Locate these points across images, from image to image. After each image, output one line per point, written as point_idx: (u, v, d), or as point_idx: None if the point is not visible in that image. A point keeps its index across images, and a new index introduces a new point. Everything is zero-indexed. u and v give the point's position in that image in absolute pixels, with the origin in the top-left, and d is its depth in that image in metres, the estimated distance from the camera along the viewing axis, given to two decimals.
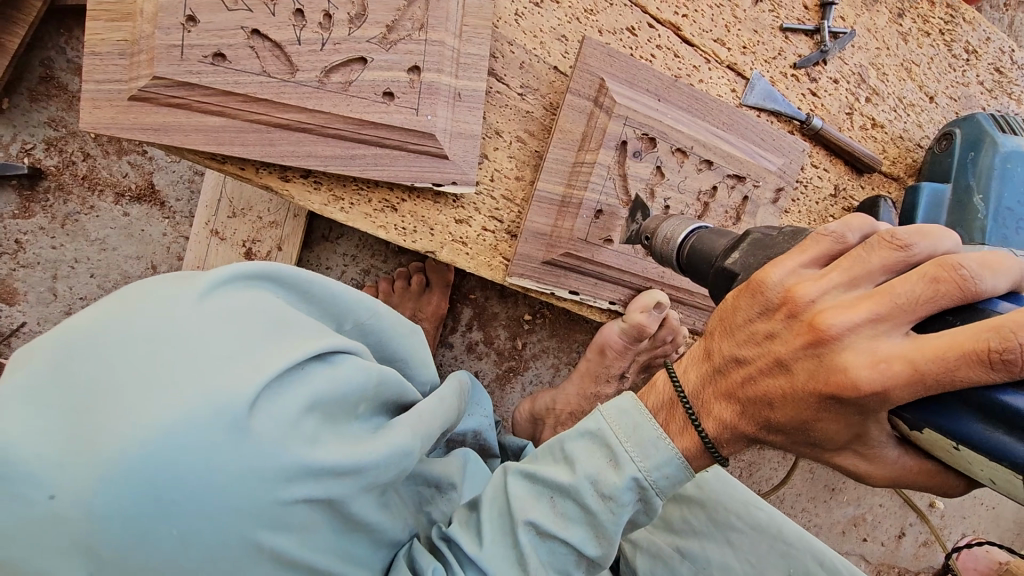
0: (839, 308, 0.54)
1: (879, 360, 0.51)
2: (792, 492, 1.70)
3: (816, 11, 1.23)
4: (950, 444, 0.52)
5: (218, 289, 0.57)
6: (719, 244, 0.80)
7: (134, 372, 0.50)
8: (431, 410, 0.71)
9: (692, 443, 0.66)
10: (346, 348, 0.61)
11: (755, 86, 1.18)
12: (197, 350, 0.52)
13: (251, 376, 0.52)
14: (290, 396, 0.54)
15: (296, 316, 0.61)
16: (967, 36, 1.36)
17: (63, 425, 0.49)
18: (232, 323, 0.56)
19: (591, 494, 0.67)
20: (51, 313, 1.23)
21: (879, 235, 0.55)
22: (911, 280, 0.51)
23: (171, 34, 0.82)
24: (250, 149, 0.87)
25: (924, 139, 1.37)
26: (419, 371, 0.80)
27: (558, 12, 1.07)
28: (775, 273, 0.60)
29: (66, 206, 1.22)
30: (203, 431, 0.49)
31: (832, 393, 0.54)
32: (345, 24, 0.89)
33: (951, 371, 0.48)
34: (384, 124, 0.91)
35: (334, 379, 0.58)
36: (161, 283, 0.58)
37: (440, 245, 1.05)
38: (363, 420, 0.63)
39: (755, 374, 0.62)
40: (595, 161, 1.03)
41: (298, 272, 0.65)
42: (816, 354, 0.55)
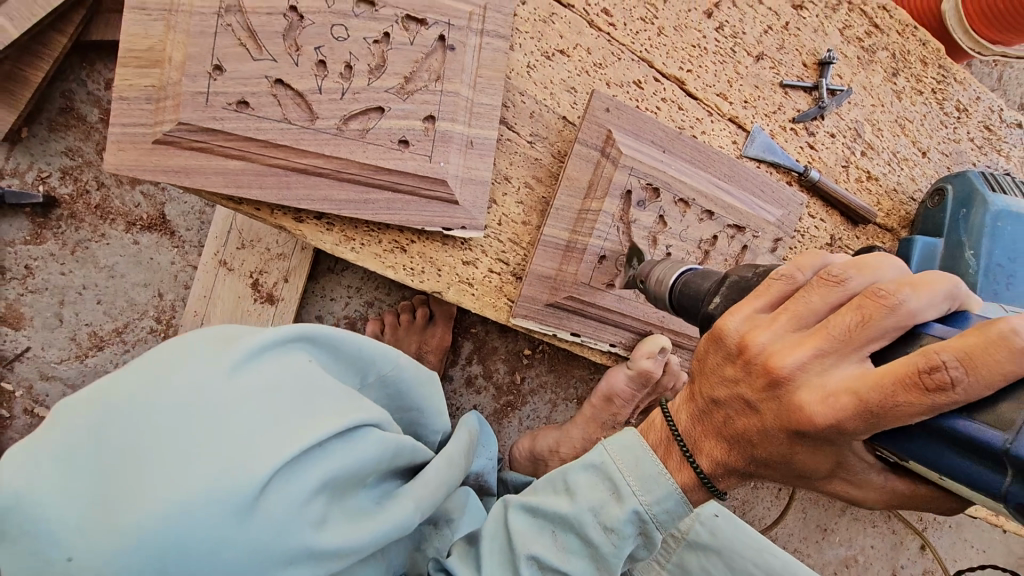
0: (788, 348, 0.56)
1: (829, 394, 0.53)
2: (786, 532, 1.71)
3: (814, 68, 1.28)
4: (936, 474, 0.52)
5: (248, 358, 0.59)
6: (703, 285, 0.79)
7: (162, 443, 0.53)
8: (438, 475, 0.74)
9: (690, 478, 0.68)
10: (367, 422, 0.63)
11: (756, 139, 1.23)
12: (222, 424, 0.54)
13: (269, 457, 0.54)
14: (305, 475, 0.56)
15: (321, 382, 0.63)
16: (958, 95, 1.42)
17: (90, 489, 0.51)
18: (258, 396, 0.57)
19: (595, 527, 0.71)
20: (56, 339, 1.24)
21: (816, 276, 0.56)
22: (847, 317, 0.53)
23: (198, 81, 0.84)
24: (267, 192, 0.89)
25: (916, 192, 1.41)
26: (433, 419, 0.84)
27: (569, 65, 1.11)
28: (729, 322, 0.61)
29: (78, 233, 1.24)
30: (222, 514, 0.52)
31: (795, 430, 0.56)
32: (365, 74, 0.92)
33: (893, 401, 0.49)
34: (398, 171, 0.94)
35: (349, 457, 0.60)
36: (196, 343, 0.60)
37: (447, 286, 1.07)
38: (367, 490, 0.67)
39: (731, 414, 0.64)
40: (600, 209, 1.06)
41: (329, 334, 0.68)
42: (776, 395, 0.57)
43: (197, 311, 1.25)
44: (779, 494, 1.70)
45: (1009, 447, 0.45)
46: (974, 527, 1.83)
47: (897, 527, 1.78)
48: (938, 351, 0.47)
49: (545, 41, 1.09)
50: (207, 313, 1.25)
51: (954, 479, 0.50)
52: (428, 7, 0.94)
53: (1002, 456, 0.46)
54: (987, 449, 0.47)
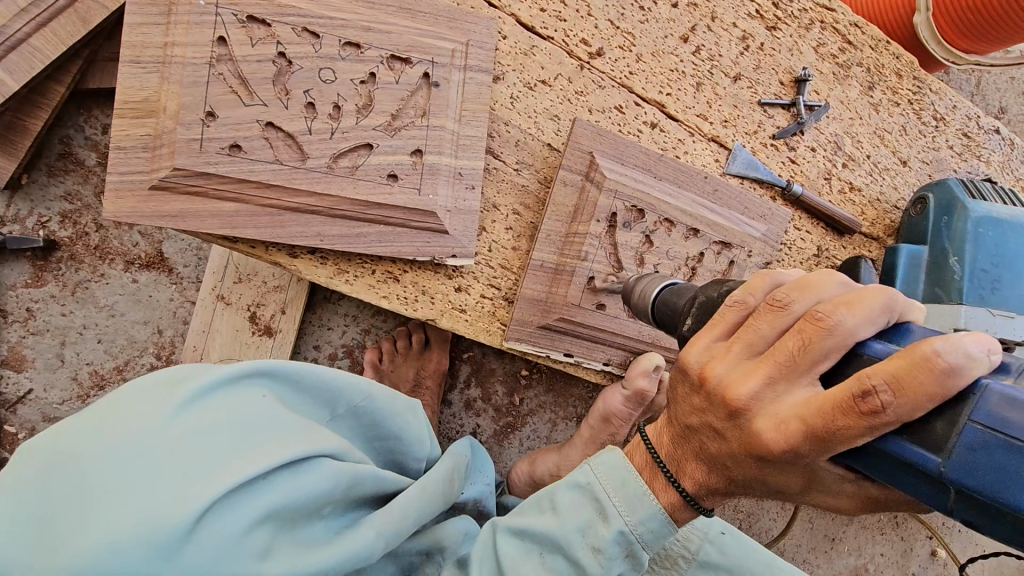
0: (741, 377, 0.58)
1: (780, 422, 0.55)
2: (793, 543, 1.70)
3: (791, 86, 1.32)
4: (895, 492, 0.54)
5: (201, 398, 0.65)
6: (678, 306, 0.80)
7: (108, 483, 0.57)
8: (404, 505, 0.81)
9: (675, 497, 0.70)
10: (315, 454, 0.70)
11: (737, 157, 1.26)
12: (168, 461, 0.60)
13: (211, 490, 0.60)
14: (250, 506, 0.63)
15: (272, 418, 0.70)
16: (935, 104, 1.45)
17: (41, 527, 0.56)
18: (205, 432, 0.63)
19: (583, 547, 0.74)
20: (58, 379, 1.26)
21: (763, 304, 0.58)
22: (790, 342, 0.55)
23: (192, 128, 0.86)
24: (262, 230, 0.91)
25: (900, 201, 1.44)
26: (412, 447, 0.93)
27: (551, 94, 1.14)
28: (690, 356, 0.63)
29: (77, 274, 1.27)
30: (165, 546, 0.57)
31: (758, 456, 0.58)
32: (353, 113, 0.95)
33: (839, 427, 0.50)
34: (388, 205, 0.97)
35: (295, 487, 0.67)
36: (152, 386, 0.66)
37: (440, 313, 1.09)
38: (327, 520, 0.74)
39: (703, 440, 0.65)
40: (587, 232, 1.09)
41: (287, 369, 0.75)
42: (736, 424, 0.59)
43: (196, 346, 1.27)
44: (784, 505, 1.70)
45: (943, 469, 0.48)
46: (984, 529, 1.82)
47: (905, 533, 1.77)
48: (869, 375, 0.48)
49: (527, 72, 1.13)
50: (207, 347, 1.27)
51: (907, 494, 0.53)
52: (412, 47, 0.98)
53: (941, 478, 0.48)
54: (929, 472, 0.49)
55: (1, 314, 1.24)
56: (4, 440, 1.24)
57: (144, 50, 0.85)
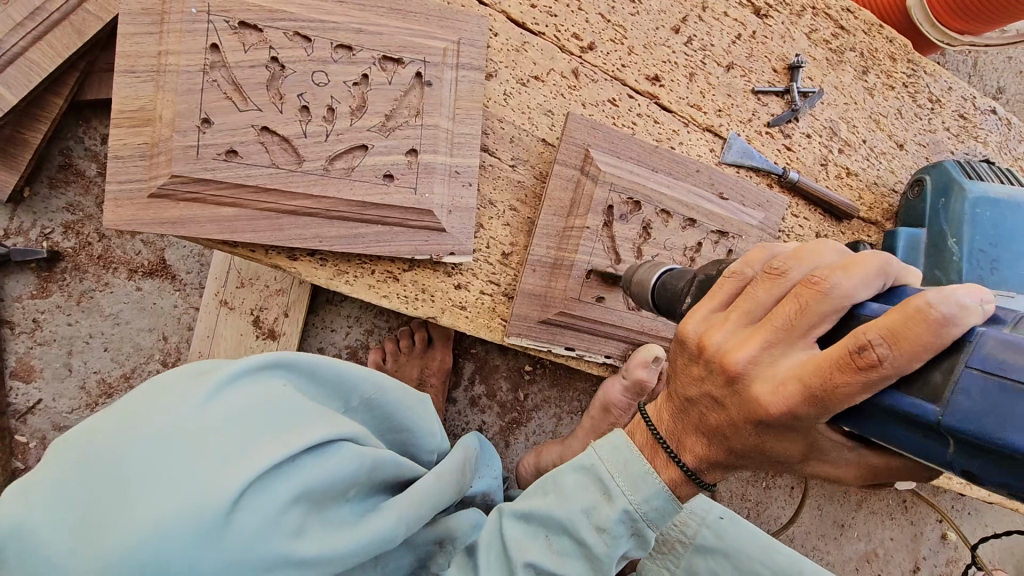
0: (738, 343, 0.59)
1: (779, 384, 0.56)
2: (802, 530, 1.71)
3: (784, 73, 1.32)
4: (896, 450, 0.55)
5: (223, 387, 0.66)
6: (676, 286, 0.81)
7: (142, 470, 0.59)
8: (420, 489, 0.82)
9: (677, 474, 0.71)
10: (337, 437, 0.70)
11: (733, 146, 1.26)
12: (196, 448, 0.61)
13: (240, 474, 0.60)
14: (278, 489, 0.63)
15: (294, 406, 0.70)
16: (930, 87, 1.45)
17: (80, 517, 0.58)
18: (229, 419, 0.64)
19: (587, 527, 0.75)
20: (66, 389, 1.27)
21: (760, 272, 0.59)
22: (787, 307, 0.56)
23: (188, 136, 0.87)
24: (261, 235, 0.92)
25: (898, 184, 1.44)
26: (423, 437, 0.94)
27: (544, 90, 1.14)
28: (688, 325, 0.64)
29: (82, 283, 1.28)
30: (200, 528, 0.57)
31: (758, 420, 0.59)
32: (347, 115, 0.95)
33: (837, 384, 0.51)
34: (385, 205, 0.98)
35: (320, 470, 0.67)
36: (176, 379, 0.67)
37: (441, 310, 1.10)
38: (353, 505, 0.74)
39: (703, 411, 0.66)
40: (584, 226, 1.09)
41: (303, 358, 0.76)
42: (735, 389, 0.60)
43: (202, 352, 1.29)
44: (792, 493, 1.70)
45: (942, 418, 0.48)
46: (995, 512, 1.82)
47: (915, 518, 1.78)
48: (864, 331, 0.49)
49: (519, 69, 1.13)
50: (212, 353, 1.29)
51: (909, 451, 0.53)
52: (404, 47, 0.98)
53: (940, 428, 0.48)
54: (929, 422, 0.49)
55: (8, 326, 1.26)
56: (16, 450, 1.26)
57: (138, 59, 0.86)
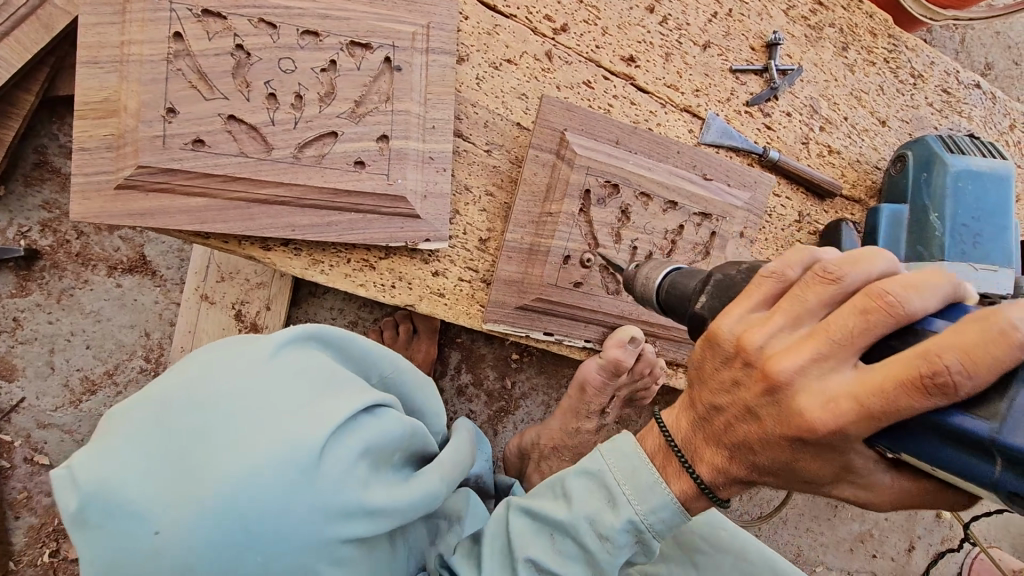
0: (785, 352, 0.57)
1: (829, 400, 0.54)
2: (794, 511, 1.71)
3: (762, 51, 1.31)
4: (926, 467, 0.54)
5: (279, 352, 0.72)
6: (690, 285, 0.77)
7: (222, 425, 0.65)
8: (447, 457, 0.84)
9: (688, 484, 0.70)
10: (385, 400, 0.75)
11: (711, 126, 1.26)
12: (266, 405, 0.67)
13: (310, 427, 0.66)
14: (344, 446, 0.68)
15: (341, 373, 0.75)
16: (912, 62, 1.44)
17: (166, 471, 0.63)
18: (291, 380, 0.70)
19: (590, 533, 0.75)
20: (49, 387, 1.27)
21: (811, 273, 0.57)
22: (843, 318, 0.54)
23: (153, 126, 0.86)
24: (231, 225, 0.92)
25: (881, 162, 1.43)
26: (433, 419, 0.93)
27: (518, 73, 1.14)
28: (725, 325, 0.62)
29: (62, 281, 1.28)
30: (282, 475, 0.63)
31: (798, 436, 0.57)
32: (316, 102, 0.95)
33: (896, 402, 0.50)
34: (357, 191, 0.97)
35: (377, 428, 0.72)
36: (234, 346, 0.73)
37: (419, 298, 1.10)
38: (401, 466, 0.78)
39: (732, 420, 0.64)
40: (560, 211, 1.09)
41: (340, 329, 0.80)
42: (775, 401, 0.58)
43: (184, 347, 1.29)
44: None
45: (998, 435, 0.48)
46: None
47: None
48: (935, 352, 0.48)
49: (491, 52, 1.12)
50: (195, 348, 1.29)
51: (942, 469, 0.53)
52: (372, 32, 0.98)
53: (994, 445, 0.49)
54: (982, 441, 0.49)
55: None
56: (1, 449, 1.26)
57: (101, 50, 0.85)
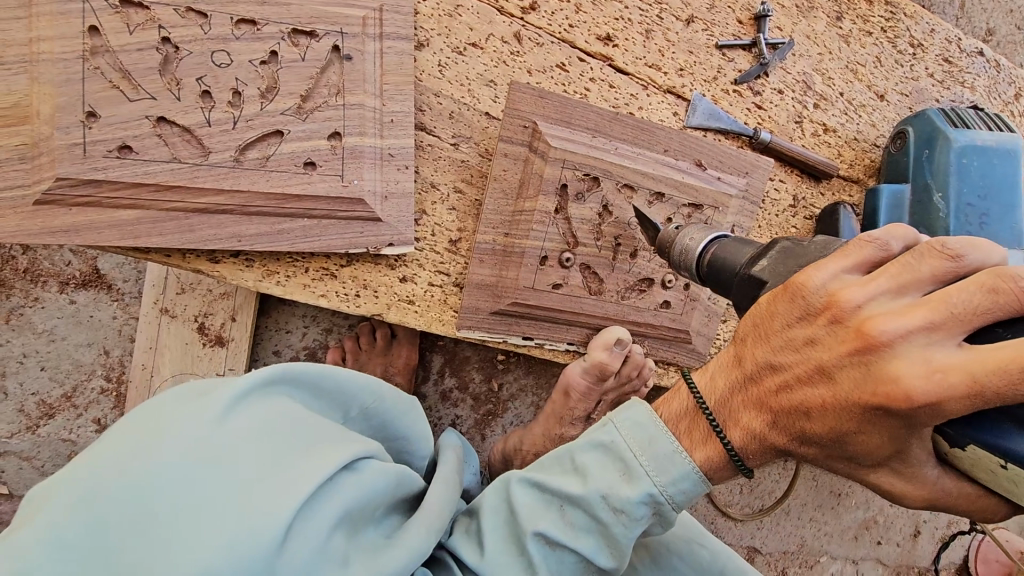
0: (890, 314, 0.53)
1: (934, 370, 0.50)
2: (798, 503, 1.64)
3: (750, 24, 1.21)
4: (997, 462, 0.54)
5: (239, 407, 0.64)
6: (743, 253, 0.77)
7: (172, 501, 0.56)
8: (434, 498, 0.79)
9: (717, 452, 0.65)
10: (365, 453, 0.70)
11: (697, 108, 1.16)
12: (226, 474, 0.58)
13: (281, 498, 0.59)
14: (320, 514, 0.62)
15: (311, 423, 0.69)
16: (911, 30, 1.34)
17: (101, 564, 0.53)
18: (254, 438, 0.62)
19: (603, 508, 0.68)
20: (4, 412, 1.20)
21: (928, 243, 0.53)
22: (962, 291, 0.50)
23: (71, 132, 0.78)
24: (170, 238, 0.83)
25: (880, 138, 1.34)
26: (419, 445, 0.90)
27: (484, 58, 1.04)
28: (816, 278, 0.58)
29: (9, 300, 1.20)
30: (248, 560, 0.55)
31: (880, 404, 0.53)
32: (257, 99, 0.86)
33: (1009, 382, 0.47)
34: (309, 196, 0.89)
35: (358, 486, 0.66)
36: (184, 402, 0.64)
37: (386, 307, 1.02)
38: (378, 526, 0.72)
39: (793, 382, 0.60)
40: (535, 208, 1.00)
41: (310, 370, 0.74)
42: (864, 362, 0.54)
43: (145, 365, 1.21)
44: (787, 467, 1.63)
45: None
46: None
47: None
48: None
49: (453, 36, 1.02)
50: (156, 365, 1.21)
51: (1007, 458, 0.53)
52: (316, 18, 0.88)
53: None
54: None
55: None
56: None
57: (6, 48, 0.76)
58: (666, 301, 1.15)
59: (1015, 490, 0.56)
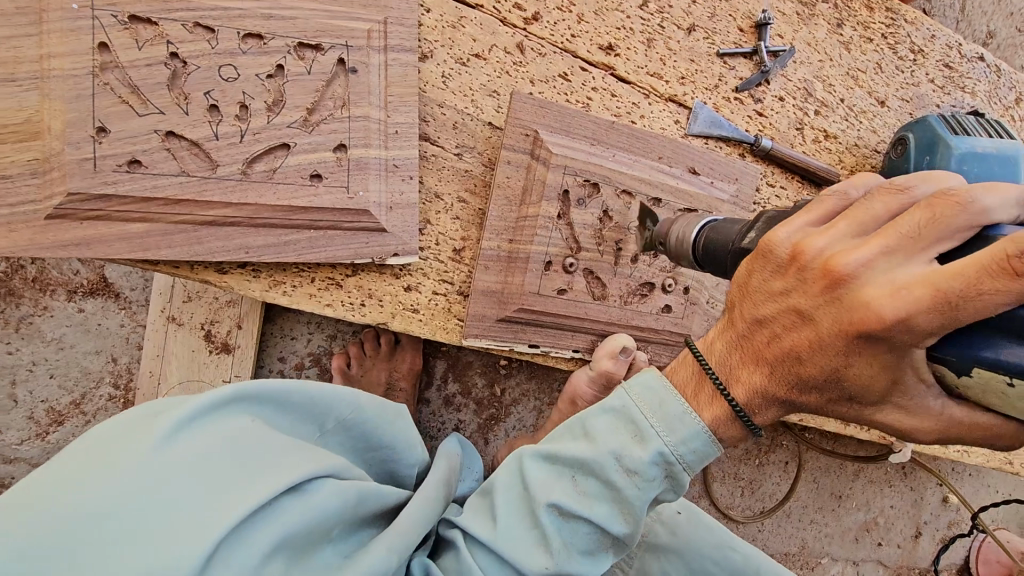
0: (850, 249, 0.54)
1: (899, 287, 0.50)
2: (799, 505, 1.65)
3: (751, 32, 1.22)
4: (1003, 382, 0.51)
5: (184, 426, 0.59)
6: (734, 229, 0.78)
7: (96, 529, 0.50)
8: (407, 516, 0.75)
9: (723, 411, 0.65)
10: (321, 472, 0.65)
11: (699, 115, 1.17)
12: (161, 498, 0.53)
13: (218, 522, 0.54)
14: (262, 538, 0.57)
15: (271, 442, 0.64)
16: (911, 36, 1.35)
17: None
18: (197, 459, 0.57)
19: (616, 471, 0.66)
20: (13, 420, 1.22)
21: (880, 184, 0.55)
22: (916, 215, 0.51)
23: (82, 148, 0.79)
24: (179, 251, 0.85)
25: (880, 144, 1.35)
26: (404, 453, 0.87)
27: (487, 68, 1.05)
28: (780, 233, 0.60)
29: (18, 309, 1.21)
30: None
31: (858, 331, 0.53)
32: (263, 112, 0.87)
33: (973, 285, 0.46)
34: (315, 208, 0.90)
35: (308, 506, 0.62)
36: (124, 425, 0.60)
37: (391, 315, 1.03)
38: (334, 548, 0.68)
39: (779, 330, 0.60)
40: (538, 214, 1.02)
41: (272, 385, 0.70)
42: (836, 297, 0.55)
43: (153, 372, 1.22)
44: (788, 469, 1.63)
45: None
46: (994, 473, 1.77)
47: (915, 484, 1.73)
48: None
49: (457, 47, 1.03)
50: (164, 373, 1.22)
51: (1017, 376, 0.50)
52: (322, 31, 0.89)
53: None
54: None
55: None
56: None
57: (19, 65, 0.77)
58: (667, 306, 1.16)
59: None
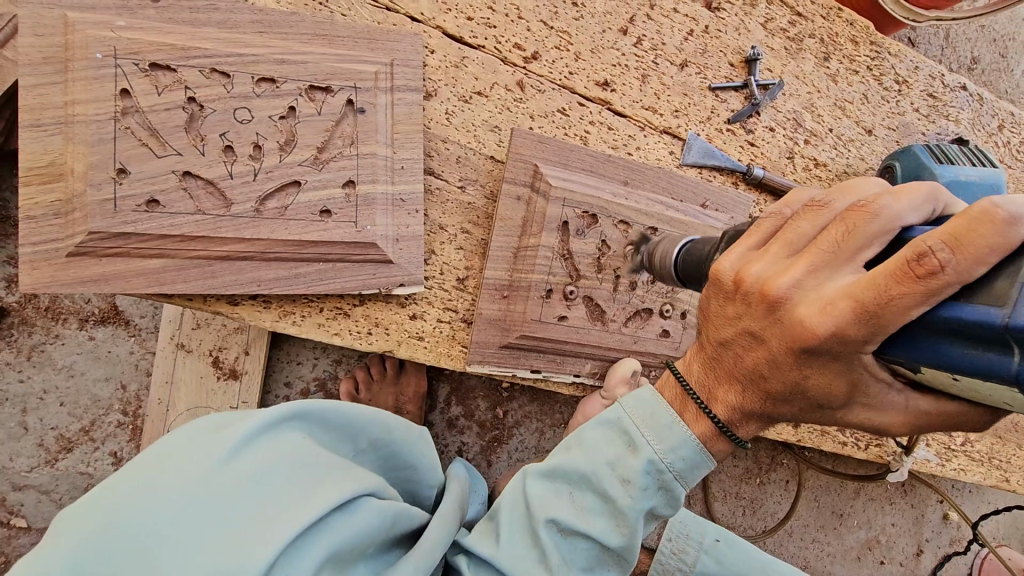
0: (782, 272, 0.58)
1: (827, 303, 0.54)
2: (800, 524, 1.66)
3: (742, 67, 1.27)
4: (949, 376, 0.52)
5: (251, 443, 0.64)
6: (706, 250, 0.81)
7: (172, 532, 0.56)
8: (429, 539, 0.78)
9: (708, 427, 0.68)
10: (362, 492, 0.70)
11: (692, 146, 1.22)
12: (229, 508, 0.59)
13: (275, 535, 0.58)
14: (312, 554, 0.62)
15: (319, 462, 0.69)
16: (895, 68, 1.40)
17: None
18: (260, 476, 0.62)
19: (612, 480, 0.69)
20: (23, 446, 1.23)
21: (804, 204, 0.59)
22: (833, 230, 0.56)
23: (103, 188, 0.83)
24: (192, 284, 0.88)
25: (869, 171, 1.40)
26: (426, 473, 0.90)
27: (488, 105, 1.10)
28: (725, 262, 0.64)
29: (31, 337, 1.24)
30: None
31: (802, 347, 0.57)
32: (276, 151, 0.91)
33: (887, 295, 0.49)
34: (325, 242, 0.94)
35: (351, 523, 0.67)
36: (197, 434, 0.65)
37: (397, 343, 1.06)
38: (369, 561, 0.72)
39: (740, 351, 0.64)
40: (538, 245, 1.05)
41: (321, 405, 0.74)
42: (778, 318, 0.58)
43: (161, 399, 1.24)
44: (789, 488, 1.65)
45: (1008, 320, 0.46)
46: (993, 490, 1.79)
47: (916, 501, 1.75)
48: (924, 239, 0.48)
49: (460, 85, 1.08)
50: (172, 400, 1.24)
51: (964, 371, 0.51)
52: (332, 74, 0.94)
53: (1006, 334, 0.46)
54: (981, 332, 0.48)
55: None
56: None
57: (44, 112, 0.81)
58: (665, 331, 1.19)
59: (986, 398, 0.53)
